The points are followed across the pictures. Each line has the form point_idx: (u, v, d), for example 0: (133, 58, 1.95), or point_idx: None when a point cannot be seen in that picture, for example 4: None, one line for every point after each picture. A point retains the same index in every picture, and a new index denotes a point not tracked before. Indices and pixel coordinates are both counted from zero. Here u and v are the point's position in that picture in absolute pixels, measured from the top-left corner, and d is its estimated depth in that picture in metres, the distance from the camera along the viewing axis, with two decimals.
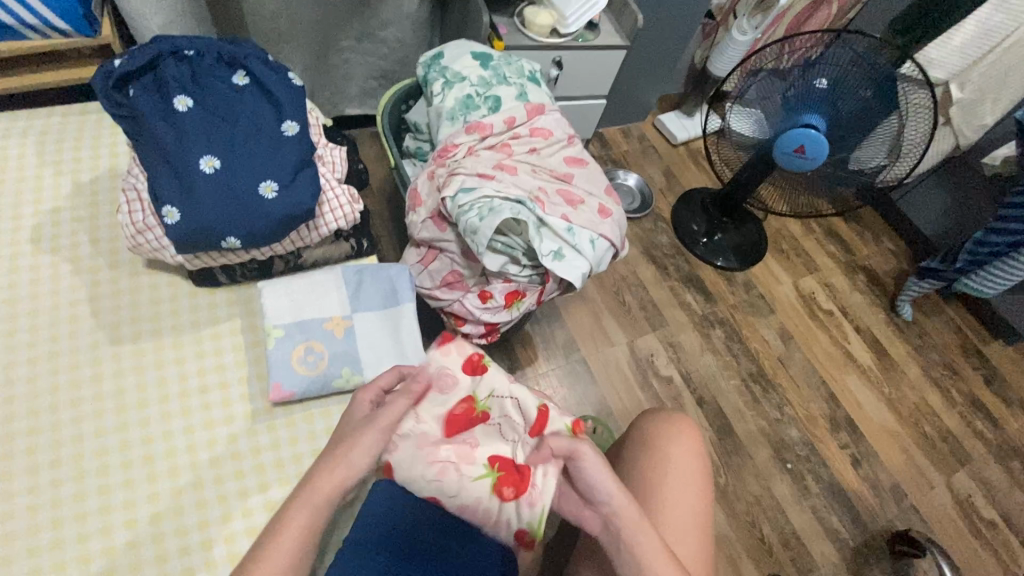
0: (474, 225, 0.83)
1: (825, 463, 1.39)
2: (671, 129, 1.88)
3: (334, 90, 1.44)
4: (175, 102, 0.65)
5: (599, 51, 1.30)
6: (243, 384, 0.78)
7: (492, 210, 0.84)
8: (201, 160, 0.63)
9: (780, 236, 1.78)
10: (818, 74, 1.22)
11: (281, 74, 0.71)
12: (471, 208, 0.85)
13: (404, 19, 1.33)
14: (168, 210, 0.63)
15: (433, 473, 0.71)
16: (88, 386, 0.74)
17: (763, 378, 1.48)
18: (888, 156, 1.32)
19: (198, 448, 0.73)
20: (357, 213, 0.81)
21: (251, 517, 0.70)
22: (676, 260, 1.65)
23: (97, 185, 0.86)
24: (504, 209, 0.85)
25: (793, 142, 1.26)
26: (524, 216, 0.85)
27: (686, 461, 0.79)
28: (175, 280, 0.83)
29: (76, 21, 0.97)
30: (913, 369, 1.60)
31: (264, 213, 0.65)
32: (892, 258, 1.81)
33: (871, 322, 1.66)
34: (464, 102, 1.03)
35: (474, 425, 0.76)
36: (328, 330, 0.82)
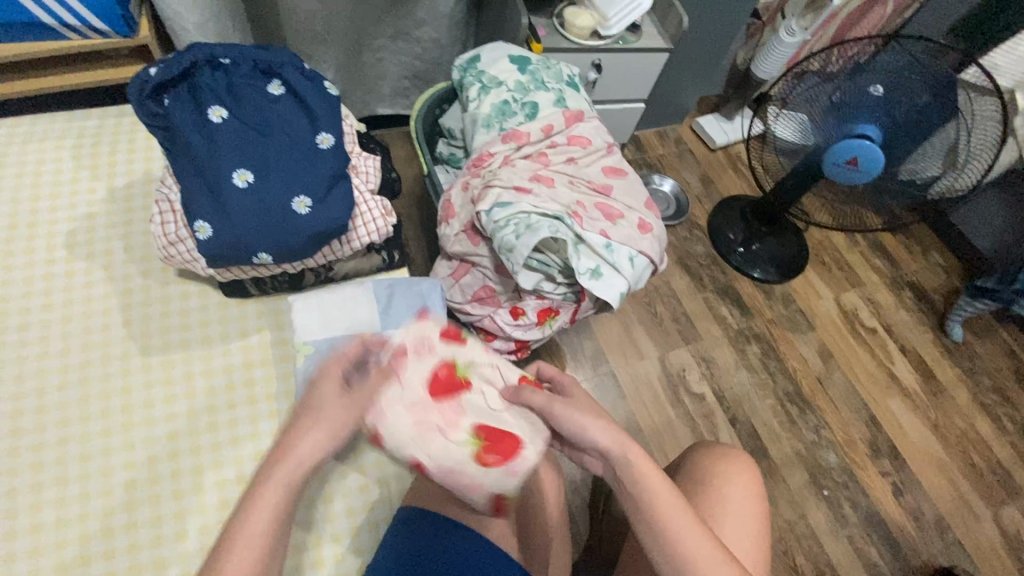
0: (510, 243, 0.80)
1: (864, 490, 1.33)
2: (710, 132, 1.81)
3: (366, 89, 1.42)
4: (209, 113, 0.63)
5: (641, 54, 1.24)
6: (270, 401, 0.77)
7: (530, 227, 0.81)
8: (234, 174, 0.61)
9: (821, 248, 1.70)
10: (872, 81, 1.16)
11: (318, 84, 0.69)
12: (507, 224, 0.82)
13: (440, 19, 1.30)
14: (200, 225, 0.61)
15: (418, 436, 0.65)
16: (118, 397, 0.73)
17: (801, 398, 1.42)
18: (942, 167, 1.23)
19: (223, 464, 0.72)
20: (390, 227, 0.78)
21: None
22: (712, 270, 1.60)
23: (132, 191, 0.86)
24: (542, 226, 0.81)
25: (845, 154, 1.19)
26: (562, 234, 0.82)
27: (744, 507, 0.75)
28: (205, 290, 0.82)
29: (114, 21, 0.96)
30: (962, 394, 1.52)
31: (298, 230, 0.63)
32: (941, 273, 1.71)
33: (917, 342, 1.58)
34: (500, 109, 0.99)
35: (456, 391, 0.69)
36: None
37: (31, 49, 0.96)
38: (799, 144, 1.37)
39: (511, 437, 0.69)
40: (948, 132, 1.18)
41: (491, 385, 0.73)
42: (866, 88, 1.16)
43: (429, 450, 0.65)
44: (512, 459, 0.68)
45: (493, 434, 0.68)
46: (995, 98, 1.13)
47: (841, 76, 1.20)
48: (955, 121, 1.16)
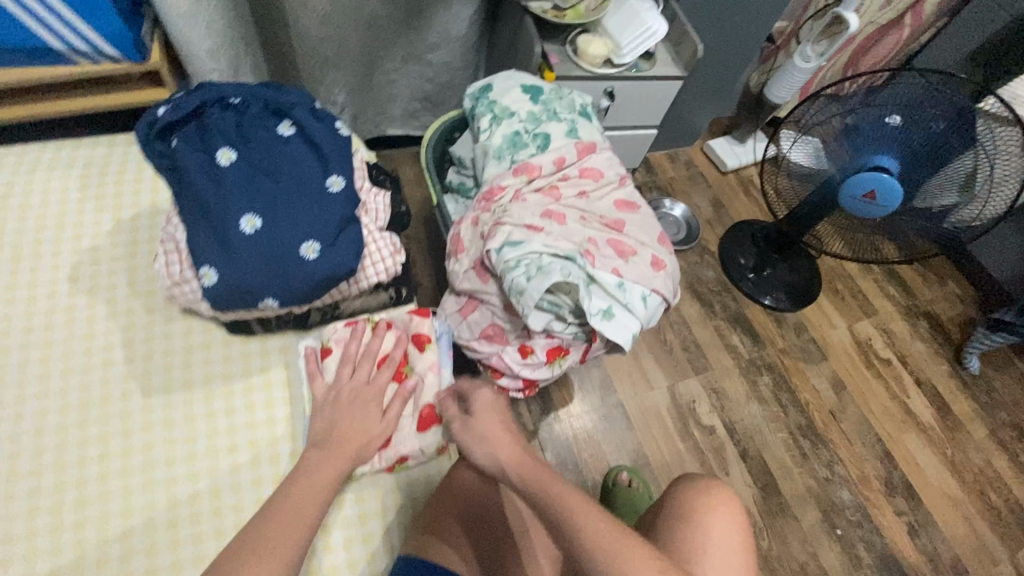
0: (521, 285, 0.79)
1: (878, 530, 1.29)
2: (722, 155, 1.79)
3: (376, 111, 1.42)
4: (218, 155, 0.62)
5: (654, 81, 1.23)
6: (273, 444, 0.75)
7: (541, 269, 0.79)
8: (242, 220, 0.60)
9: (834, 275, 1.67)
10: (888, 112, 1.15)
11: (329, 124, 0.68)
12: (518, 264, 0.80)
13: (452, 43, 1.29)
14: (206, 271, 0.60)
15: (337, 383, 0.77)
16: (118, 439, 0.72)
17: (813, 432, 1.39)
18: (959, 197, 1.19)
19: (223, 512, 0.70)
20: (399, 266, 0.77)
21: None
22: (723, 297, 1.57)
23: (138, 223, 0.85)
24: (554, 268, 0.80)
25: (861, 188, 1.16)
26: (574, 276, 0.80)
27: (727, 532, 0.76)
28: (209, 327, 0.81)
29: (126, 48, 0.96)
30: (979, 429, 1.48)
31: (305, 275, 0.62)
32: (957, 302, 1.68)
33: (932, 375, 1.54)
34: (512, 140, 0.98)
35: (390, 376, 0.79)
36: None
37: (41, 75, 0.96)
38: (813, 171, 1.36)
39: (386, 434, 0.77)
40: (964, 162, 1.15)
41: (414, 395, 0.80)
42: (882, 117, 1.15)
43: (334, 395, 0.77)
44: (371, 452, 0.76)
45: None
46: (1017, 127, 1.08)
47: (853, 99, 1.19)
48: (972, 152, 1.12)
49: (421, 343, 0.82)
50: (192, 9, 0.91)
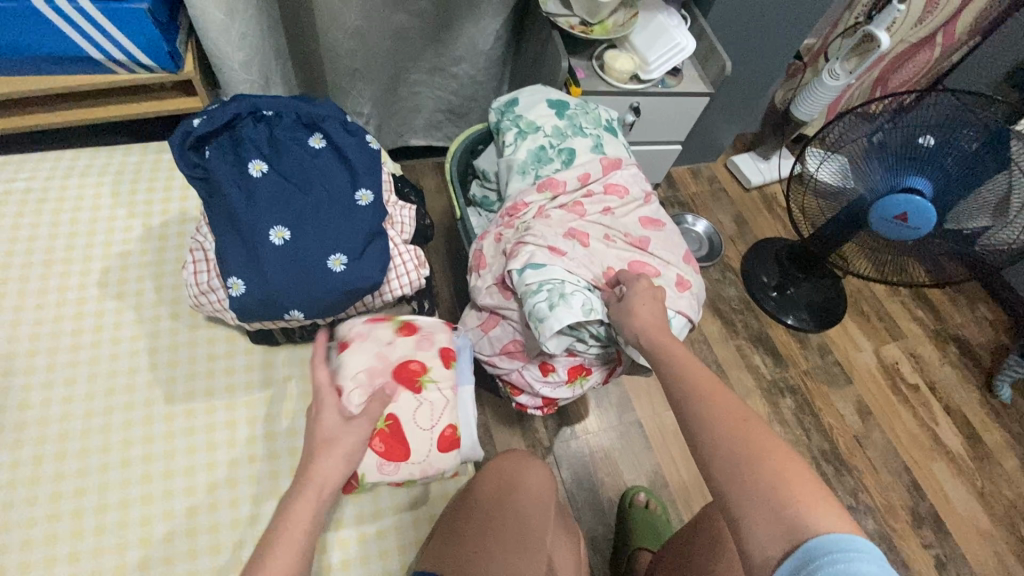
0: (543, 312, 0.78)
1: (904, 563, 1.24)
2: (745, 171, 1.77)
3: (401, 121, 1.43)
4: (250, 167, 0.63)
5: (681, 97, 1.22)
6: (293, 456, 0.74)
7: (564, 297, 0.78)
8: (271, 231, 0.60)
9: (860, 296, 1.64)
10: (921, 133, 1.12)
11: (359, 137, 0.68)
12: (541, 289, 0.79)
13: (478, 56, 1.30)
14: (234, 281, 0.60)
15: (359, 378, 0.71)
16: (139, 446, 0.72)
17: (837, 458, 1.35)
18: (992, 218, 1.14)
19: (241, 523, 0.69)
20: (423, 279, 0.76)
21: None
22: (744, 316, 1.54)
23: (167, 230, 0.86)
24: (576, 298, 0.79)
25: (894, 209, 1.14)
26: (595, 309, 0.79)
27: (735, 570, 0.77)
28: (232, 335, 0.81)
29: (161, 59, 0.98)
30: (1012, 461, 1.43)
31: (331, 287, 0.61)
32: (988, 328, 1.63)
33: (962, 402, 1.49)
34: (536, 154, 0.98)
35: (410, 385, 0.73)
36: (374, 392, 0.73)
37: (79, 82, 0.98)
38: (840, 186, 1.32)
39: (405, 448, 0.71)
40: (998, 181, 1.09)
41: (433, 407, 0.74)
42: (914, 138, 1.12)
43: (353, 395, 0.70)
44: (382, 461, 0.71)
45: (391, 431, 0.71)
46: None
47: (881, 117, 1.18)
48: (1007, 172, 1.07)
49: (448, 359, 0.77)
50: (227, 20, 0.92)
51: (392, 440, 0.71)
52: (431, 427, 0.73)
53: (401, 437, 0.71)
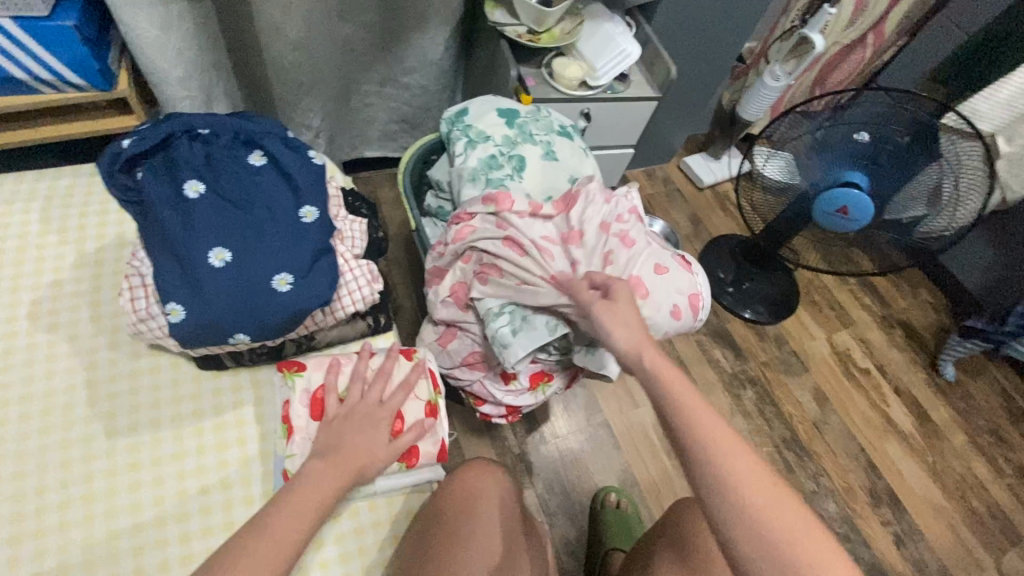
0: (506, 337, 0.81)
1: (866, 542, 1.29)
2: (698, 172, 1.82)
3: (353, 133, 1.41)
4: (186, 188, 0.60)
5: (629, 102, 1.25)
6: (246, 484, 0.72)
7: (526, 321, 0.82)
8: (210, 254, 0.58)
9: (812, 287, 1.70)
10: (857, 128, 1.18)
11: (301, 153, 0.67)
12: (503, 314, 0.82)
13: (429, 66, 1.30)
14: (173, 307, 0.57)
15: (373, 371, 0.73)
16: (79, 485, 0.68)
17: (797, 444, 1.40)
18: (927, 207, 1.21)
19: (193, 559, 0.67)
20: (377, 295, 0.75)
21: None
22: (704, 312, 1.58)
23: (103, 255, 0.82)
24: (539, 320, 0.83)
25: (835, 203, 1.19)
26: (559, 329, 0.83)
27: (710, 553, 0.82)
28: (178, 361, 0.78)
29: (91, 77, 0.94)
30: (958, 435, 1.50)
31: (277, 308, 0.60)
32: (930, 310, 1.72)
33: (910, 382, 1.57)
34: (487, 162, 0.98)
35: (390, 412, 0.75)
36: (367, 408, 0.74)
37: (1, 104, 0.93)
38: (788, 184, 1.35)
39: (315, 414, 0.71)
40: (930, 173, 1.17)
41: None
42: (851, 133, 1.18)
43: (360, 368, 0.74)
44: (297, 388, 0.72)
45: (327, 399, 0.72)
46: (979, 142, 1.13)
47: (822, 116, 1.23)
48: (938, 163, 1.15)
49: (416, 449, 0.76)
50: (162, 35, 0.90)
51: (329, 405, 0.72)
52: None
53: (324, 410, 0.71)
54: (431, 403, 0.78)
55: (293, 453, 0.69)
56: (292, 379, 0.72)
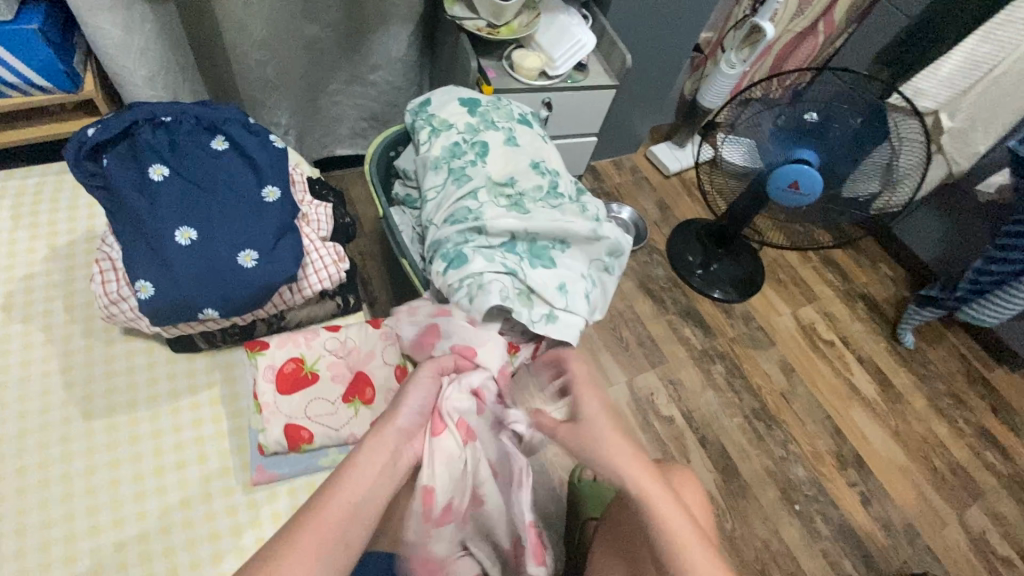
0: (463, 306, 0.81)
1: (835, 502, 1.35)
2: (663, 160, 1.88)
3: (324, 132, 1.44)
4: (151, 172, 0.64)
5: (589, 91, 1.30)
6: (223, 456, 0.75)
7: (481, 287, 0.81)
8: (176, 232, 0.61)
9: (777, 265, 1.76)
10: (807, 109, 1.24)
11: (262, 138, 0.70)
12: (461, 286, 0.82)
13: (394, 63, 1.34)
14: (142, 284, 0.60)
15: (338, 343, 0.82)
16: (59, 464, 0.70)
17: (766, 414, 1.45)
18: (881, 184, 1.31)
19: (173, 529, 0.69)
20: (343, 273, 0.78)
21: None
22: (673, 293, 1.64)
23: (74, 248, 0.84)
24: (493, 284, 0.82)
25: (785, 178, 1.24)
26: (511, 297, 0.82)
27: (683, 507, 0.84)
28: (152, 345, 0.80)
29: (56, 78, 0.96)
30: (919, 399, 1.57)
31: (245, 282, 0.63)
32: (890, 284, 1.79)
33: (873, 352, 1.64)
34: (450, 150, 1.01)
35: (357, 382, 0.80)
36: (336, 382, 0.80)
37: None
38: (749, 172, 1.42)
39: (287, 388, 0.78)
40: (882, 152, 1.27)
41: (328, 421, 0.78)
42: (801, 114, 1.24)
43: (327, 345, 0.82)
44: (267, 364, 0.78)
45: (296, 372, 0.79)
46: (915, 118, 1.21)
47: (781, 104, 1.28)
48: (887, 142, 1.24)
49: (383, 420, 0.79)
50: (126, 36, 0.93)
51: (295, 380, 0.79)
52: (310, 421, 0.77)
53: (295, 383, 0.78)
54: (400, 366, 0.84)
55: (266, 426, 0.74)
56: (255, 357, 0.77)
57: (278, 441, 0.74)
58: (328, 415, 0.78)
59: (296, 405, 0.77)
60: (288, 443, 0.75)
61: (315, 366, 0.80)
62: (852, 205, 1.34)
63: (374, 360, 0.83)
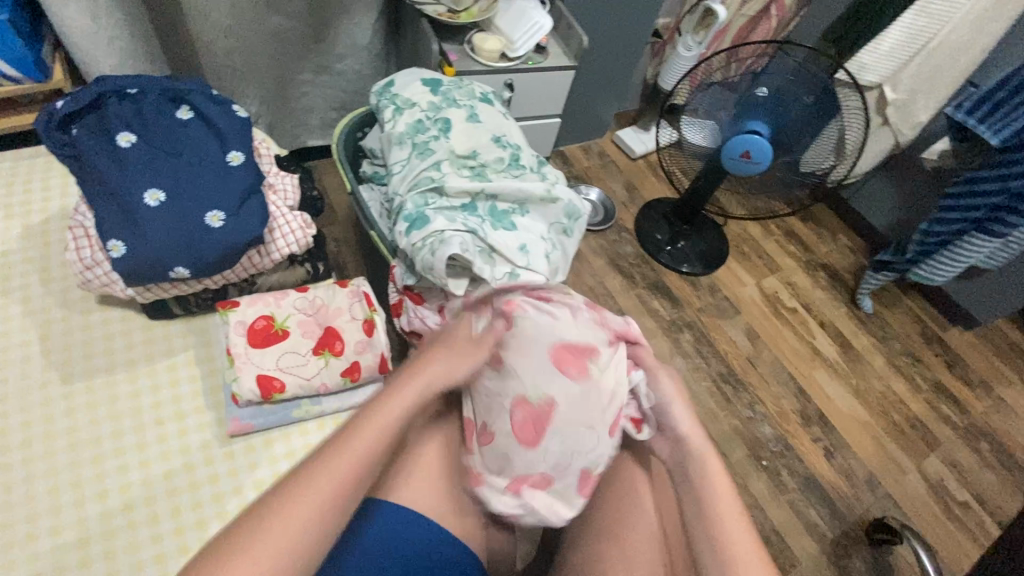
0: (429, 261, 0.87)
1: (799, 457, 1.41)
2: (630, 143, 1.94)
3: (295, 123, 1.47)
4: (119, 140, 0.75)
5: (548, 72, 1.35)
6: (198, 412, 0.84)
7: (443, 242, 0.87)
8: (146, 194, 0.73)
9: (741, 240, 1.83)
10: (761, 83, 1.28)
11: (224, 109, 0.83)
12: (424, 244, 0.89)
13: (360, 51, 1.38)
14: (115, 243, 0.71)
15: (307, 303, 0.93)
16: (41, 425, 0.78)
17: (733, 378, 1.52)
18: (833, 157, 1.39)
19: (152, 480, 0.77)
20: (309, 238, 0.89)
21: (204, 527, 0.75)
22: (642, 269, 1.70)
23: (48, 226, 0.93)
24: (454, 239, 0.88)
25: (738, 148, 1.31)
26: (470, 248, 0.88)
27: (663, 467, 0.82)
28: (128, 314, 0.90)
29: (27, 68, 0.97)
30: (878, 359, 1.65)
31: (211, 237, 0.74)
32: (850, 253, 1.87)
33: (834, 317, 1.71)
34: (414, 126, 1.05)
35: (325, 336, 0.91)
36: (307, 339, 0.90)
37: None
38: (710, 149, 1.47)
39: (260, 342, 0.87)
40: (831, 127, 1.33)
41: (298, 371, 0.87)
42: (756, 89, 1.28)
43: (298, 305, 0.92)
44: (240, 321, 0.88)
45: (269, 327, 0.89)
46: (856, 91, 1.30)
47: (741, 84, 1.31)
48: (835, 121, 1.31)
49: (350, 372, 0.89)
50: (92, 24, 0.95)
51: (266, 336, 0.88)
52: (281, 371, 0.86)
53: (266, 338, 0.88)
54: (368, 320, 0.93)
55: (238, 376, 0.83)
56: (227, 314, 0.88)
57: (251, 390, 0.83)
58: (298, 364, 0.88)
59: (268, 356, 0.87)
60: (261, 392, 0.84)
61: (285, 323, 0.90)
62: (810, 177, 1.42)
63: (340, 318, 0.93)
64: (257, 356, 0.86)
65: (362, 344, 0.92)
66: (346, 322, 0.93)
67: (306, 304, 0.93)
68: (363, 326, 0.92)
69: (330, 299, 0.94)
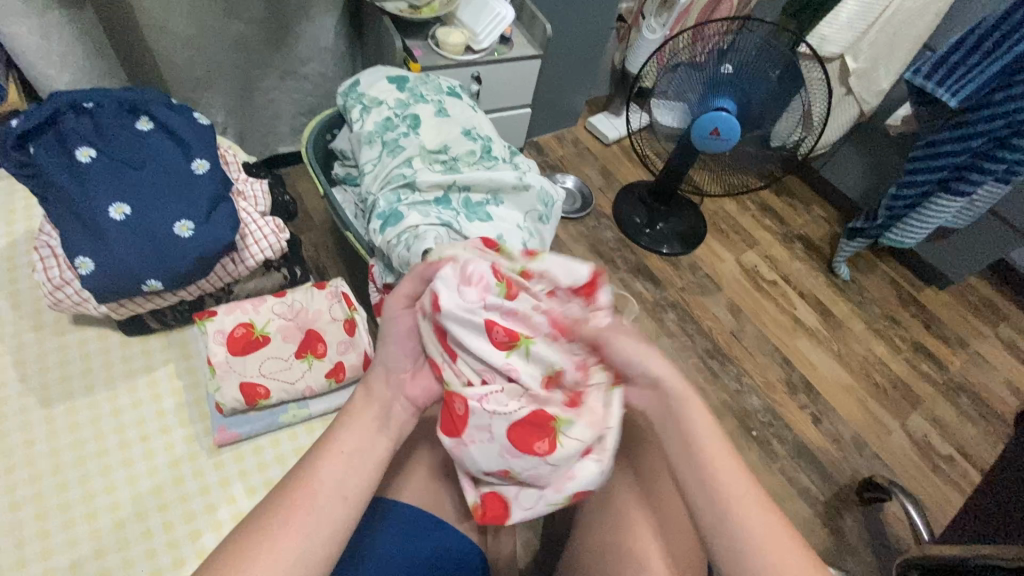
0: (404, 257, 0.89)
1: (787, 425, 1.44)
2: (602, 129, 1.94)
3: (265, 131, 1.45)
4: (78, 154, 0.77)
5: (514, 62, 1.35)
6: (184, 426, 0.84)
7: (418, 238, 0.89)
8: (110, 209, 0.75)
9: (718, 218, 1.86)
10: (725, 61, 1.29)
11: (183, 114, 0.84)
12: (399, 240, 0.91)
13: (323, 53, 1.37)
14: (83, 261, 0.73)
15: (287, 308, 0.93)
16: (22, 450, 0.77)
17: (719, 352, 1.54)
18: (802, 130, 1.39)
19: (144, 496, 0.77)
20: (283, 242, 0.91)
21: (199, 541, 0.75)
22: (623, 253, 1.71)
23: (14, 249, 0.92)
24: (430, 234, 0.90)
25: (708, 126, 1.32)
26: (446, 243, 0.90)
27: None
28: (104, 332, 0.89)
29: None
30: (857, 324, 1.68)
31: (183, 248, 0.77)
32: (824, 223, 1.91)
33: (813, 286, 1.74)
34: (383, 125, 1.04)
35: (309, 340, 0.91)
36: (287, 343, 0.91)
37: None
38: (680, 129, 1.47)
39: (241, 350, 0.87)
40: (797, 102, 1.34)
41: (281, 378, 0.88)
42: (720, 68, 1.30)
43: (277, 310, 0.93)
44: (217, 330, 0.88)
45: (247, 334, 0.89)
46: (820, 66, 1.32)
47: (707, 65, 1.31)
48: (799, 95, 1.32)
49: (336, 373, 0.90)
50: (44, 42, 0.94)
51: (246, 342, 0.89)
52: (263, 377, 0.86)
53: (248, 345, 0.88)
54: (349, 319, 0.94)
55: (221, 386, 0.83)
56: (204, 324, 0.87)
57: (234, 399, 0.83)
58: (281, 368, 0.89)
59: (248, 363, 0.87)
60: (245, 400, 0.84)
61: (264, 328, 0.91)
62: (780, 151, 1.43)
63: (322, 318, 0.94)
64: (237, 362, 0.86)
65: (347, 345, 0.92)
66: (328, 324, 0.93)
67: (287, 309, 0.93)
68: (346, 325, 0.93)
69: (311, 301, 0.95)
